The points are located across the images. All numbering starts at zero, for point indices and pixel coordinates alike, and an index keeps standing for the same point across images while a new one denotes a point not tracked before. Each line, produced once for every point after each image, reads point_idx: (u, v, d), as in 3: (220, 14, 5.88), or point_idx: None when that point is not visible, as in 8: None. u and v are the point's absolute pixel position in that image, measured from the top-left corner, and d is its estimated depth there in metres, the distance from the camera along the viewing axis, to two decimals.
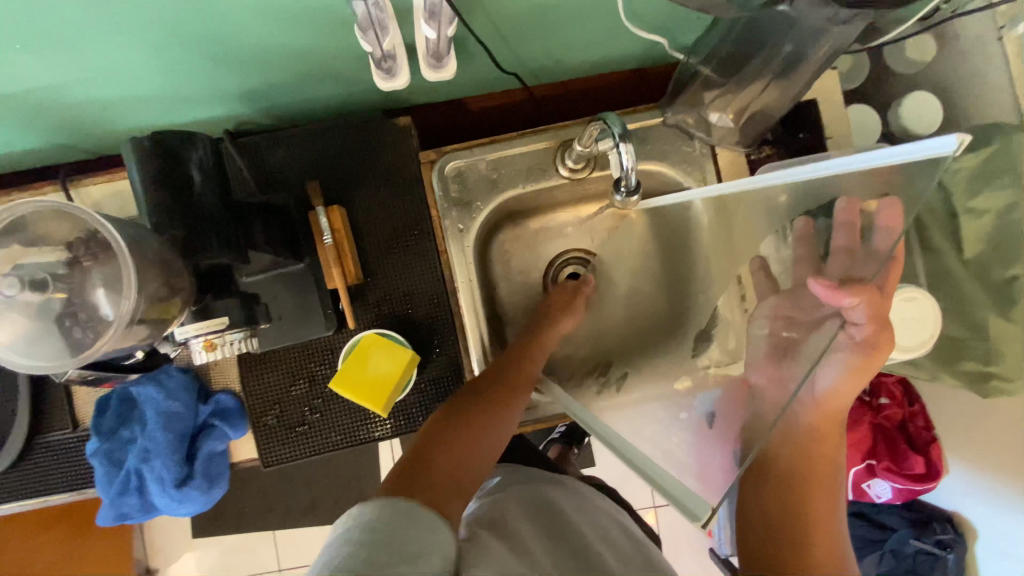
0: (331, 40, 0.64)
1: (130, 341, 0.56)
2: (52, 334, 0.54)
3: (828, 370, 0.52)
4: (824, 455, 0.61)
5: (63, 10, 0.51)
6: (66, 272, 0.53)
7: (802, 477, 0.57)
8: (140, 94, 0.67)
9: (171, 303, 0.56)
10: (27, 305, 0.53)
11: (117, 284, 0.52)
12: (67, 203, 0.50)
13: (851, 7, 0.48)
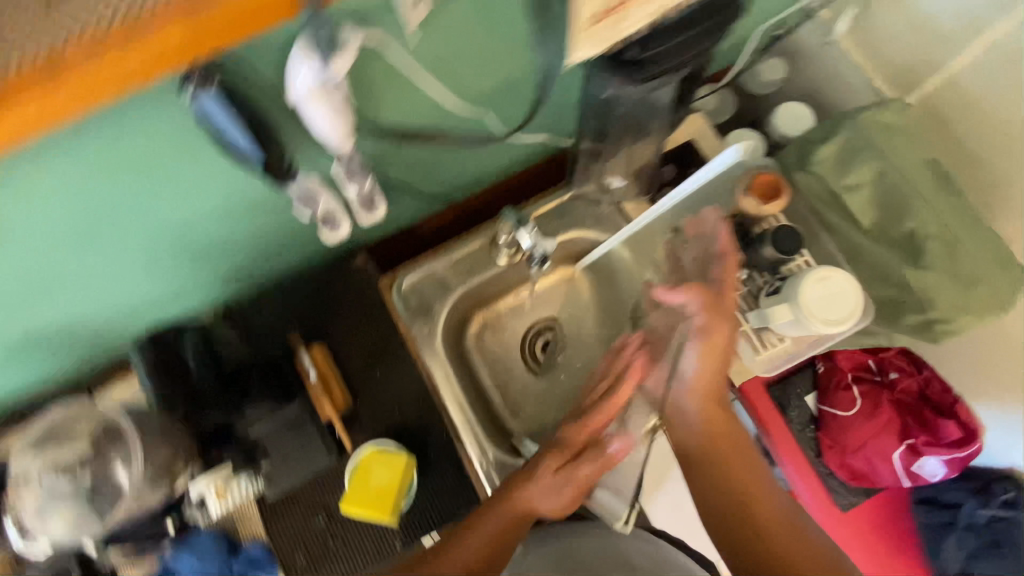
0: (278, 218, 0.80)
1: (145, 498, 0.83)
2: (89, 504, 0.80)
3: (686, 359, 0.75)
4: (727, 438, 0.74)
5: (74, 263, 0.67)
6: (89, 458, 0.80)
7: (718, 451, 0.74)
8: (144, 304, 0.83)
9: (174, 465, 0.82)
10: (61, 492, 0.79)
11: (130, 455, 0.79)
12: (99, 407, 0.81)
13: (646, 82, 0.62)
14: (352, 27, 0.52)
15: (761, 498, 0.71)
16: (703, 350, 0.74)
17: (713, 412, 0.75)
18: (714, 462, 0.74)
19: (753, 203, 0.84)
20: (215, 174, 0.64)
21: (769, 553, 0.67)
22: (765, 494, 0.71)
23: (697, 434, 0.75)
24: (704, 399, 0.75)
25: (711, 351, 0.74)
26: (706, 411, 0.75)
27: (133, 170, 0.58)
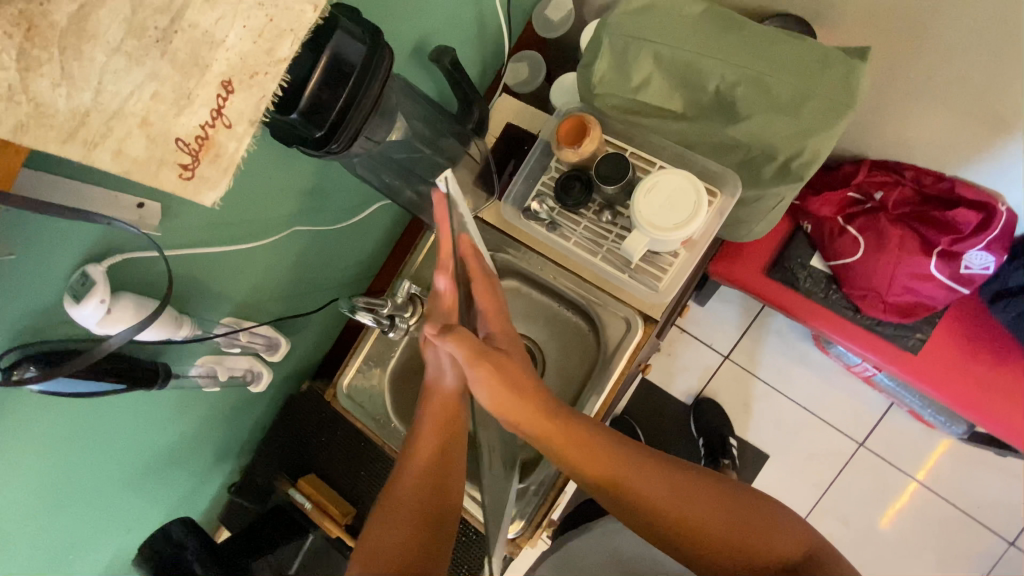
0: (202, 402, 0.91)
1: None
2: None
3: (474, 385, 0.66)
4: (583, 446, 0.70)
5: (73, 524, 0.82)
6: None
7: (587, 462, 0.69)
8: (161, 515, 0.99)
9: None
10: None
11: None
12: None
13: (352, 144, 0.65)
14: (96, 261, 0.62)
15: (647, 483, 0.69)
16: (487, 385, 0.66)
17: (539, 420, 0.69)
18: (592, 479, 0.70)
19: (571, 151, 0.82)
20: (114, 409, 0.77)
21: (666, 518, 0.68)
22: (648, 477, 0.70)
23: (547, 449, 0.70)
24: (531, 417, 0.68)
25: (500, 378, 0.67)
26: (541, 428, 0.69)
27: (47, 445, 0.71)
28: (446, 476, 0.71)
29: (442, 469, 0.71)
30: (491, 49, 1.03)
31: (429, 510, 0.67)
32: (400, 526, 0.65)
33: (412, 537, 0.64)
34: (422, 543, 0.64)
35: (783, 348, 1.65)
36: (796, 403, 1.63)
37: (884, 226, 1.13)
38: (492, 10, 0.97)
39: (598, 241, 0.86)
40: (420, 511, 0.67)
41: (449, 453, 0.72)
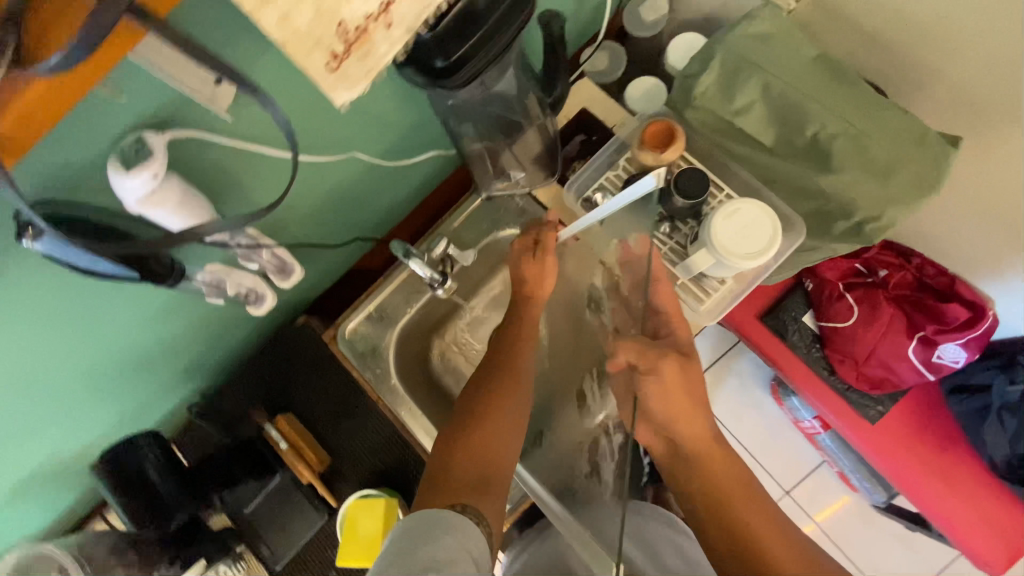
0: (197, 311, 0.83)
1: None
2: None
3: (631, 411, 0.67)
4: (727, 475, 0.68)
5: (20, 410, 0.73)
6: None
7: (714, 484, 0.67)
8: (107, 423, 0.89)
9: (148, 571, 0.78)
10: None
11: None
12: (43, 530, 0.99)
13: (467, 84, 0.61)
14: (153, 130, 0.54)
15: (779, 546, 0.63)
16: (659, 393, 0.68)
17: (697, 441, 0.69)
18: (714, 495, 0.67)
19: (651, 155, 0.81)
20: (108, 298, 0.68)
21: None
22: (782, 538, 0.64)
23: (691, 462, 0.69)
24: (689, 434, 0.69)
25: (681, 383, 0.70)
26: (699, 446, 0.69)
27: (27, 319, 0.62)
28: (502, 440, 0.71)
29: (495, 433, 0.72)
30: (583, 27, 1.00)
31: (487, 464, 0.69)
32: (461, 472, 0.67)
33: (472, 484, 0.66)
34: (478, 491, 0.66)
35: (745, 392, 1.73)
36: (743, 444, 1.72)
37: (883, 301, 1.21)
38: None
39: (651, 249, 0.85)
40: (473, 469, 0.68)
41: (507, 418, 0.73)
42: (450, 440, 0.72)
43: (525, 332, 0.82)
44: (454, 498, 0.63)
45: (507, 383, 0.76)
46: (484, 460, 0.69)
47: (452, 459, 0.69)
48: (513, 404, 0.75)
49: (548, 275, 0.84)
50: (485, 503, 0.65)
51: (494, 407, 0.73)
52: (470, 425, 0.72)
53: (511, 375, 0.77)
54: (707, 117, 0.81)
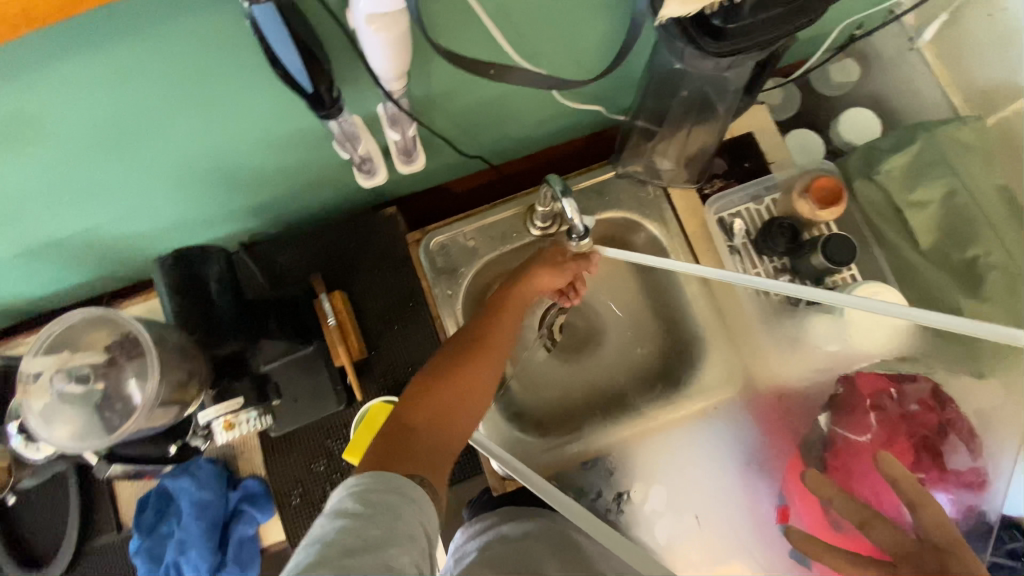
0: (313, 152, 0.78)
1: None
2: (79, 416, 0.59)
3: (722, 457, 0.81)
4: None
5: (108, 166, 0.67)
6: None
7: None
8: (161, 223, 0.83)
9: (189, 387, 0.63)
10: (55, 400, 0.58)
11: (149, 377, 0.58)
12: (40, 300, 0.91)
13: (726, 57, 0.57)
14: None
15: None
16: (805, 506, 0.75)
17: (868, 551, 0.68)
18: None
19: (807, 207, 0.81)
20: (257, 95, 0.63)
21: None
22: None
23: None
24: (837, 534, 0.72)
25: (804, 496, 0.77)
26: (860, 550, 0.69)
27: (172, 78, 0.56)
28: (484, 370, 0.66)
29: (481, 362, 0.67)
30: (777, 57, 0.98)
31: (470, 395, 0.64)
32: (441, 390, 0.63)
33: (448, 405, 0.62)
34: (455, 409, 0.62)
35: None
36: None
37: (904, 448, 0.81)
38: (817, 28, 0.92)
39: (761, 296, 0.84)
40: (449, 387, 0.63)
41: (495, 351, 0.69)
42: (444, 359, 0.67)
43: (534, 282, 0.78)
44: (427, 416, 0.60)
45: (496, 318, 0.73)
46: (466, 383, 0.64)
47: (432, 374, 0.64)
48: (501, 335, 0.71)
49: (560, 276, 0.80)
50: (455, 426, 0.62)
51: (494, 347, 0.69)
52: (460, 351, 0.67)
53: (506, 315, 0.74)
54: (875, 194, 0.80)
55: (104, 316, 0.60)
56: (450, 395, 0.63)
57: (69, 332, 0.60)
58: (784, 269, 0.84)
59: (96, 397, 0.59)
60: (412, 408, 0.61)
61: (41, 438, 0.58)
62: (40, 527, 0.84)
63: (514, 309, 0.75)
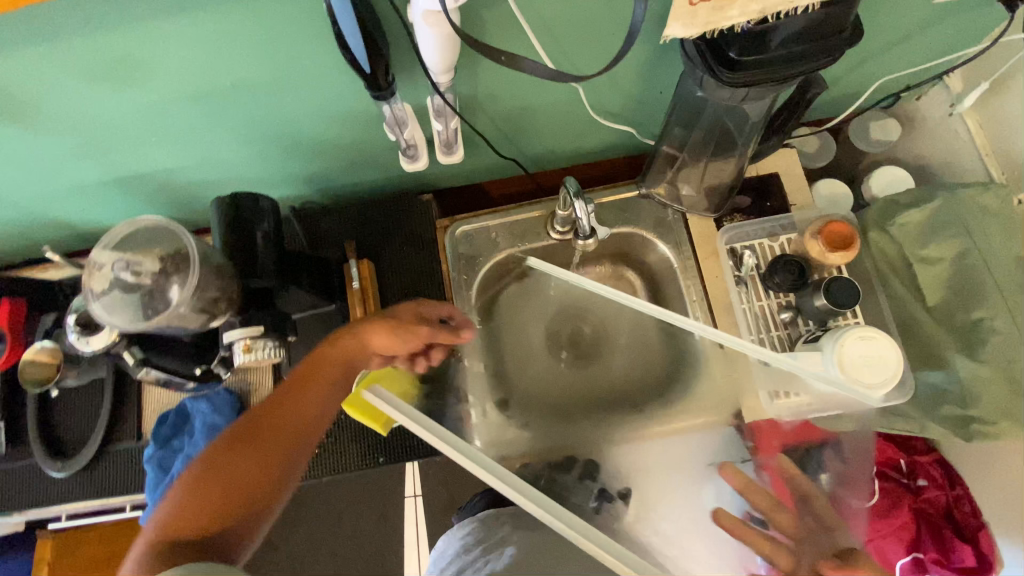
0: (365, 131, 0.88)
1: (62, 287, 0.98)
2: (125, 304, 0.69)
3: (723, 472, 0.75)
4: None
5: (191, 115, 0.78)
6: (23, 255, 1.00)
7: None
8: (227, 175, 0.94)
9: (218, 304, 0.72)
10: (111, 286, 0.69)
11: (191, 284, 0.68)
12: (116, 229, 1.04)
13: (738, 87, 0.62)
14: None
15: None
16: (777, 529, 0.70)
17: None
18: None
19: (817, 247, 0.82)
20: (323, 70, 0.73)
21: None
22: None
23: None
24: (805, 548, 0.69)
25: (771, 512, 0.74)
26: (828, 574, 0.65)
27: (256, 44, 0.66)
28: (273, 458, 0.67)
29: (273, 442, 0.68)
30: (815, 105, 1.01)
31: (260, 477, 0.66)
32: (214, 483, 0.64)
33: (233, 491, 0.64)
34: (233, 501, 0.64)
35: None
36: None
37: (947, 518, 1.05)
38: (856, 82, 0.95)
39: (759, 325, 0.87)
40: (222, 484, 0.64)
41: (291, 433, 0.69)
42: (234, 439, 0.68)
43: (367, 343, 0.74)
44: (196, 521, 0.62)
45: (294, 399, 0.71)
46: (245, 474, 0.65)
47: (206, 466, 0.65)
48: (296, 414, 0.70)
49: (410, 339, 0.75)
50: (237, 522, 0.64)
51: (292, 420, 0.70)
52: (247, 432, 0.68)
53: (305, 390, 0.71)
54: (887, 245, 0.81)
55: (165, 226, 0.71)
56: (232, 483, 0.64)
57: (136, 234, 0.71)
58: (789, 306, 0.86)
59: (145, 293, 0.69)
60: (188, 503, 0.63)
61: (95, 316, 0.68)
62: (76, 423, 0.95)
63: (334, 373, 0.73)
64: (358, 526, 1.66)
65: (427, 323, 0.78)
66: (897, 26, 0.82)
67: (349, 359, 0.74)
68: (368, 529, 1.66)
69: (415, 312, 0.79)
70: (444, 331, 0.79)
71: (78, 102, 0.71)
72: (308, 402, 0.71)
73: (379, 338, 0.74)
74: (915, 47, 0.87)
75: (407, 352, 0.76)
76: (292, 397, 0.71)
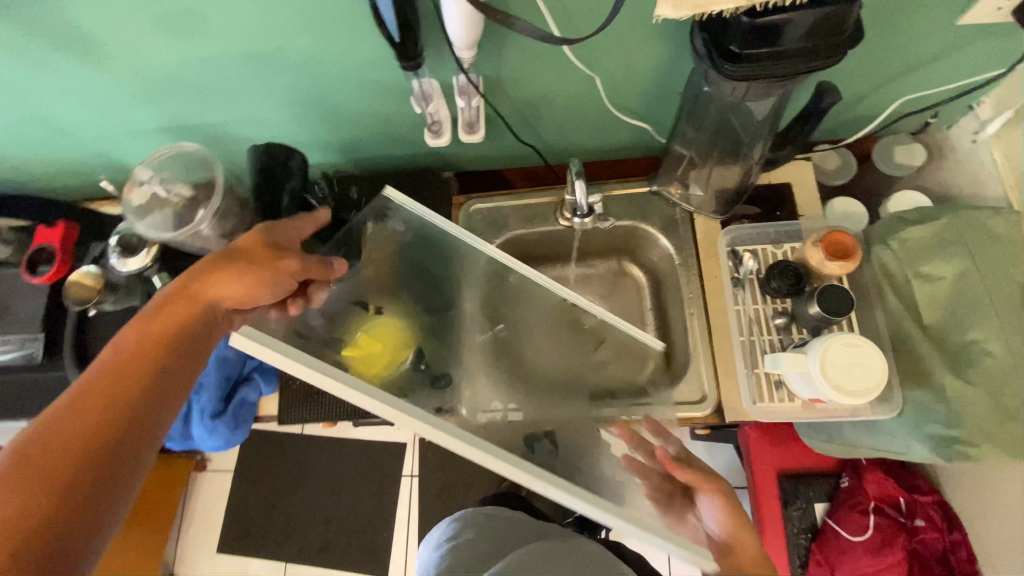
0: (394, 104, 0.94)
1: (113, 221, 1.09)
2: (158, 213, 0.78)
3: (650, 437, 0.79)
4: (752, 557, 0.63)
5: (239, 72, 0.86)
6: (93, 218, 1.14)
7: None
8: (267, 134, 1.02)
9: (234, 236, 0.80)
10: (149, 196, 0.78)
11: (215, 212, 0.76)
12: None
13: (739, 82, 0.64)
14: None
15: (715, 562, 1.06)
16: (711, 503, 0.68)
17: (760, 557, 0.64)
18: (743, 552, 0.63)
19: (817, 255, 0.82)
20: (359, 39, 0.79)
21: None
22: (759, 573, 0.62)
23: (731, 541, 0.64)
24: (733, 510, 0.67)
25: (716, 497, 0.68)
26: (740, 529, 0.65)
27: (301, 6, 0.73)
28: (90, 462, 0.52)
29: (85, 421, 0.54)
30: (838, 124, 1.02)
31: (76, 467, 0.51)
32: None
33: (46, 494, 0.49)
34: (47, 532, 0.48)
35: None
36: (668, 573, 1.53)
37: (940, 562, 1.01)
38: (879, 103, 0.95)
39: (753, 328, 0.87)
40: (16, 519, 0.47)
41: (113, 425, 0.55)
42: (21, 446, 0.51)
43: (216, 286, 0.66)
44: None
45: (114, 377, 0.57)
46: (48, 475, 0.50)
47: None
48: (117, 380, 0.57)
49: (259, 275, 0.68)
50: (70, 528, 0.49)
51: (115, 390, 0.56)
52: (40, 430, 0.52)
53: (123, 372, 0.58)
54: (889, 261, 0.81)
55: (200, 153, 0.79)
56: (38, 485, 0.49)
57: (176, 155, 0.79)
58: (785, 311, 0.86)
59: (172, 211, 0.78)
60: None
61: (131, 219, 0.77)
62: (107, 344, 1.03)
63: (165, 329, 0.62)
64: (352, 498, 1.70)
65: (292, 251, 0.72)
66: (922, 48, 0.82)
67: (187, 316, 0.64)
68: (362, 502, 1.70)
69: (264, 243, 0.71)
70: (313, 263, 0.75)
71: (143, 48, 0.80)
72: (132, 382, 0.57)
73: (229, 285, 0.66)
74: (941, 70, 0.87)
75: (284, 290, 0.71)
76: (109, 368, 0.57)
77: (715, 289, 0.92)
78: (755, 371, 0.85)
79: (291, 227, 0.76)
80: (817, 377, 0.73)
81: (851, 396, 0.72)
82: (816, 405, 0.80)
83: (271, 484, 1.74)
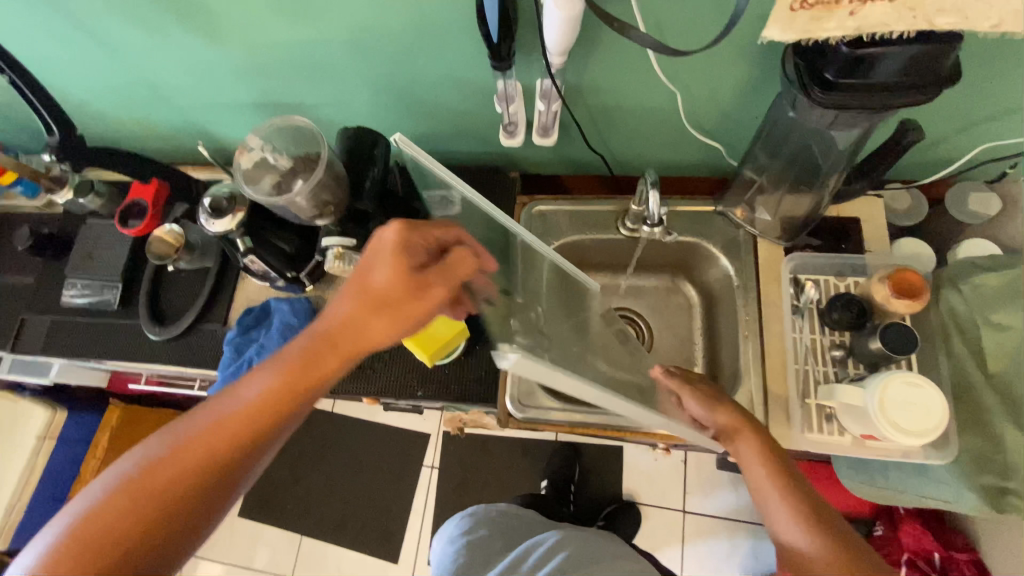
0: (475, 101, 0.98)
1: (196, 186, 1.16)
2: (263, 177, 0.83)
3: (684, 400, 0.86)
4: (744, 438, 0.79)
5: (337, 57, 0.91)
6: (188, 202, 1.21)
7: None
8: (349, 118, 1.07)
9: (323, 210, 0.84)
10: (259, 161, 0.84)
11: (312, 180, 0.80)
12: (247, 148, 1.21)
13: (827, 109, 0.65)
14: None
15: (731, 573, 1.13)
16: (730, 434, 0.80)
17: (743, 424, 0.79)
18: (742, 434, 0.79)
19: (883, 292, 0.82)
20: (457, 36, 0.83)
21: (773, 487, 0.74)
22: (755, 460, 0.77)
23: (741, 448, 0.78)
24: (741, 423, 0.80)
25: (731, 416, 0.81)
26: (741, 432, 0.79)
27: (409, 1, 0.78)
28: (199, 487, 0.59)
29: (227, 446, 0.60)
30: (913, 164, 1.01)
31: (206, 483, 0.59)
32: (110, 522, 0.55)
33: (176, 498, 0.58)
34: (136, 546, 0.55)
35: (700, 559, 1.49)
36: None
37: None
38: (959, 146, 0.94)
39: (809, 357, 0.86)
40: (156, 511, 0.57)
41: (225, 465, 0.60)
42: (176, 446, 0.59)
43: (369, 320, 0.64)
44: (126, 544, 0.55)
45: (266, 408, 0.62)
46: (182, 482, 0.58)
47: (104, 500, 0.56)
48: (260, 409, 0.62)
49: (406, 301, 0.63)
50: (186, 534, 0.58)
51: (258, 417, 0.62)
52: (196, 436, 0.60)
53: (263, 417, 0.62)
54: (958, 306, 0.81)
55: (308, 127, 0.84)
56: (174, 490, 0.58)
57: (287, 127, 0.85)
58: (843, 344, 0.86)
59: (276, 178, 0.84)
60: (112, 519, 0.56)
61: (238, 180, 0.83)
62: (178, 299, 1.10)
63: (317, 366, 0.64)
64: (371, 479, 1.74)
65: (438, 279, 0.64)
66: (1013, 97, 0.82)
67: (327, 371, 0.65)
68: (381, 485, 1.73)
69: (405, 273, 0.63)
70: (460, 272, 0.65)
71: (256, 27, 0.86)
72: (255, 434, 0.62)
73: (379, 324, 0.64)
74: None
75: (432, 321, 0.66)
76: (262, 395, 0.62)
77: (772, 314, 0.92)
78: (806, 400, 0.84)
79: (428, 233, 0.67)
80: (875, 411, 0.72)
81: (914, 435, 0.71)
82: (868, 442, 0.79)
83: (296, 457, 1.79)
